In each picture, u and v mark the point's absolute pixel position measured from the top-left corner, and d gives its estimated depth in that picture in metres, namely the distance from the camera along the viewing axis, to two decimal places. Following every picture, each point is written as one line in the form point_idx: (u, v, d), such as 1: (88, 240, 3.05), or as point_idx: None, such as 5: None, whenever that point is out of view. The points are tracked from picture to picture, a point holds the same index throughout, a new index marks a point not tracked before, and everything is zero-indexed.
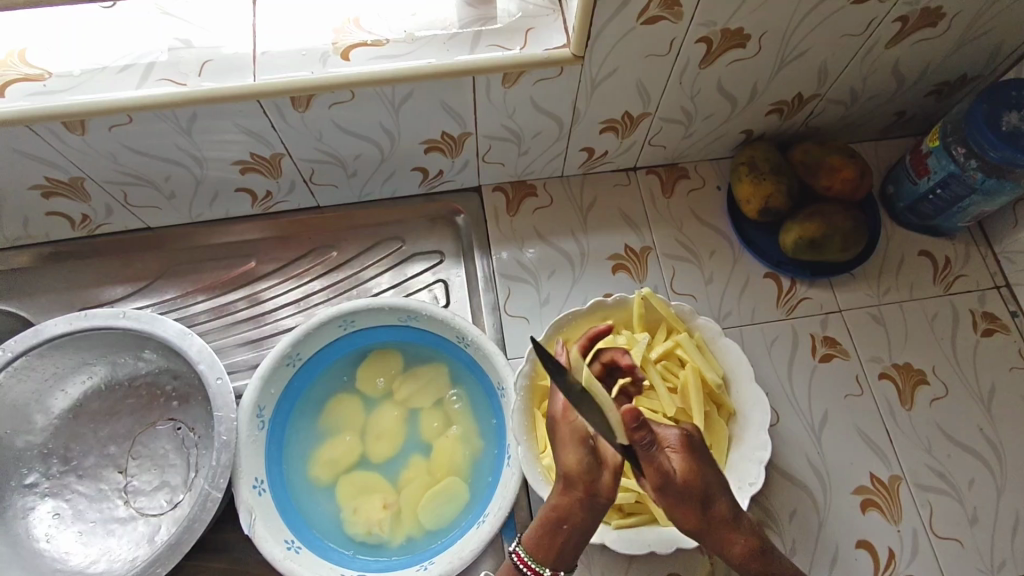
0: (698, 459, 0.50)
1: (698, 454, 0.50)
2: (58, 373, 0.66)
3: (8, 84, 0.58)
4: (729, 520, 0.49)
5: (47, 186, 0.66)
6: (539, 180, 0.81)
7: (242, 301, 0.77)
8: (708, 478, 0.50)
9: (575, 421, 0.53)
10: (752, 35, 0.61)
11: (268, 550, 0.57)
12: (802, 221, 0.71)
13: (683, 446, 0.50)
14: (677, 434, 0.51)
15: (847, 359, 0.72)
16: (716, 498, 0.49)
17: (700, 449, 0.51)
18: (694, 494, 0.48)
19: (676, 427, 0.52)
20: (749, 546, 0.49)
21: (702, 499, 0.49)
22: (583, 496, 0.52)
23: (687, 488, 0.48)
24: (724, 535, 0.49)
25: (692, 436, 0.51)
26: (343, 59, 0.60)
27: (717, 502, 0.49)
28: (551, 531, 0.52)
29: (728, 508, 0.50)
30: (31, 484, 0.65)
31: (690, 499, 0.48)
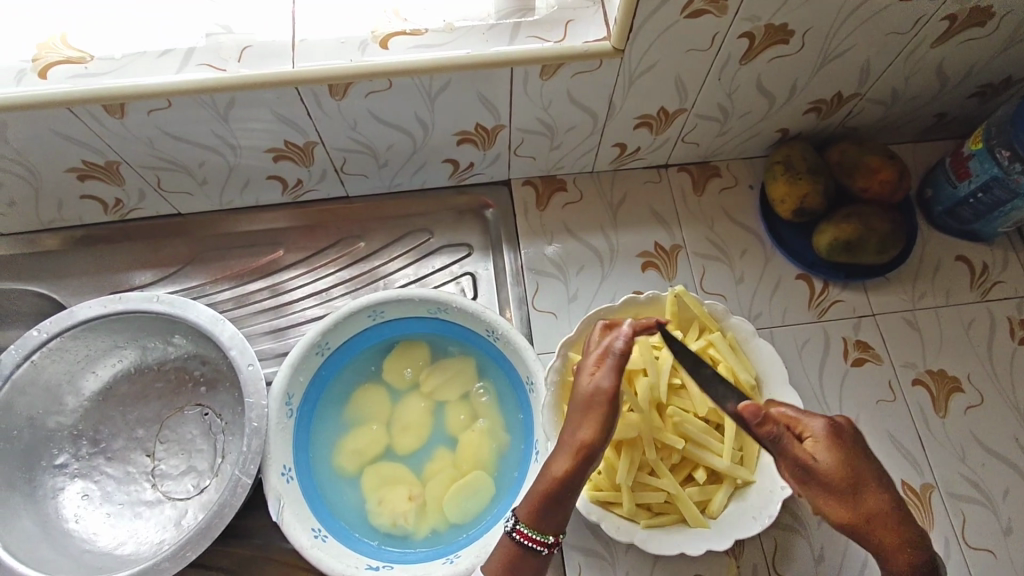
0: (848, 453, 0.48)
1: (850, 448, 0.48)
2: (89, 355, 0.66)
3: (49, 66, 0.58)
4: (887, 519, 0.47)
5: (83, 169, 0.66)
6: (569, 175, 0.80)
7: (259, 294, 0.77)
8: (861, 472, 0.48)
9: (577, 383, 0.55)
10: (796, 31, 0.60)
11: (296, 537, 0.57)
12: (838, 222, 0.70)
13: (831, 439, 0.49)
14: (824, 427, 0.50)
15: (880, 364, 0.71)
16: (868, 496, 0.47)
17: (853, 443, 0.49)
18: (840, 488, 0.47)
19: (824, 418, 0.50)
20: (914, 550, 0.46)
21: (852, 493, 0.47)
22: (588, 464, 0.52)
23: (832, 482, 0.47)
24: (885, 537, 0.46)
25: (842, 430, 0.49)
26: (382, 47, 0.60)
27: (868, 499, 0.47)
28: (553, 500, 0.51)
29: (887, 506, 0.47)
30: (61, 464, 0.65)
31: (836, 493, 0.47)
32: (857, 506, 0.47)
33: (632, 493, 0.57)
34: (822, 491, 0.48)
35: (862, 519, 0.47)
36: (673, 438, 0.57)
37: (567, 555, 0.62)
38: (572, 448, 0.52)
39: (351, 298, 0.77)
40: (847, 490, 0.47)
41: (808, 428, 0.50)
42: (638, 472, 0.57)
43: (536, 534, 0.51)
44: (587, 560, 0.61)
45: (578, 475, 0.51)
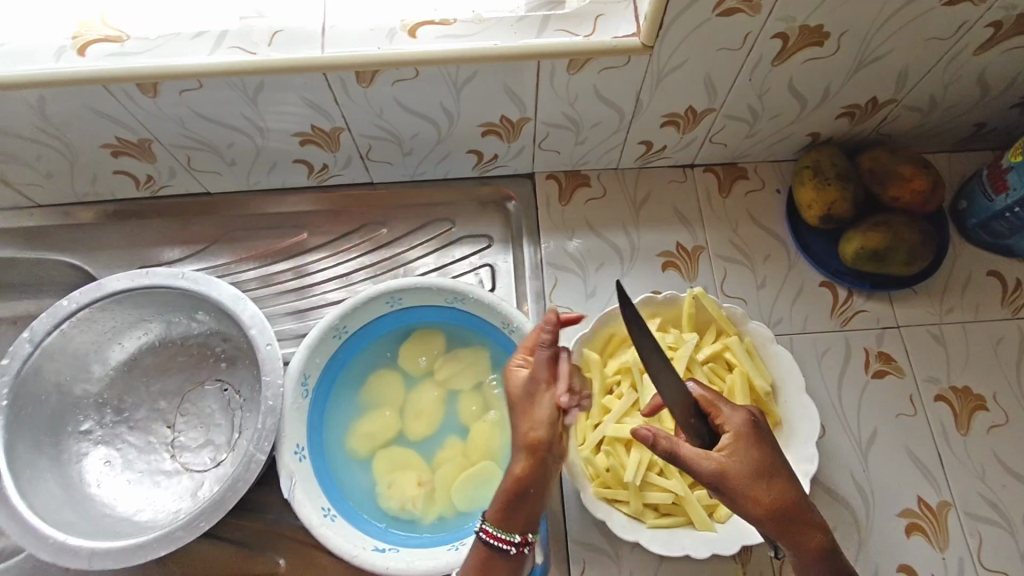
0: (755, 446, 0.47)
1: (753, 442, 0.48)
2: (117, 327, 0.68)
3: (88, 44, 0.60)
4: (801, 512, 0.46)
5: (116, 145, 0.68)
6: (593, 171, 0.80)
7: (289, 273, 0.78)
8: (768, 464, 0.47)
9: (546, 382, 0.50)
10: (832, 33, 0.59)
11: (305, 515, 0.58)
12: (866, 231, 0.68)
13: (744, 432, 0.48)
14: (742, 419, 0.49)
15: (902, 377, 0.70)
16: (783, 489, 0.46)
17: (765, 437, 0.49)
18: (750, 480, 0.46)
19: (743, 411, 0.49)
20: (821, 541, 0.46)
21: (773, 483, 0.46)
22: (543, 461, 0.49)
23: (747, 473, 0.46)
24: (797, 529, 0.46)
25: (754, 424, 0.49)
26: (411, 36, 0.60)
27: (785, 492, 0.46)
28: (512, 500, 0.49)
29: (800, 499, 0.47)
30: (86, 431, 0.67)
31: (748, 485, 0.46)
32: (778, 498, 0.46)
33: (639, 492, 0.57)
34: (743, 486, 0.46)
35: (785, 513, 0.46)
36: None
37: (571, 550, 0.62)
38: (527, 449, 0.49)
39: (372, 283, 0.77)
40: (762, 483, 0.46)
41: (723, 421, 0.49)
42: (646, 471, 0.57)
43: (500, 532, 0.49)
44: (590, 556, 0.62)
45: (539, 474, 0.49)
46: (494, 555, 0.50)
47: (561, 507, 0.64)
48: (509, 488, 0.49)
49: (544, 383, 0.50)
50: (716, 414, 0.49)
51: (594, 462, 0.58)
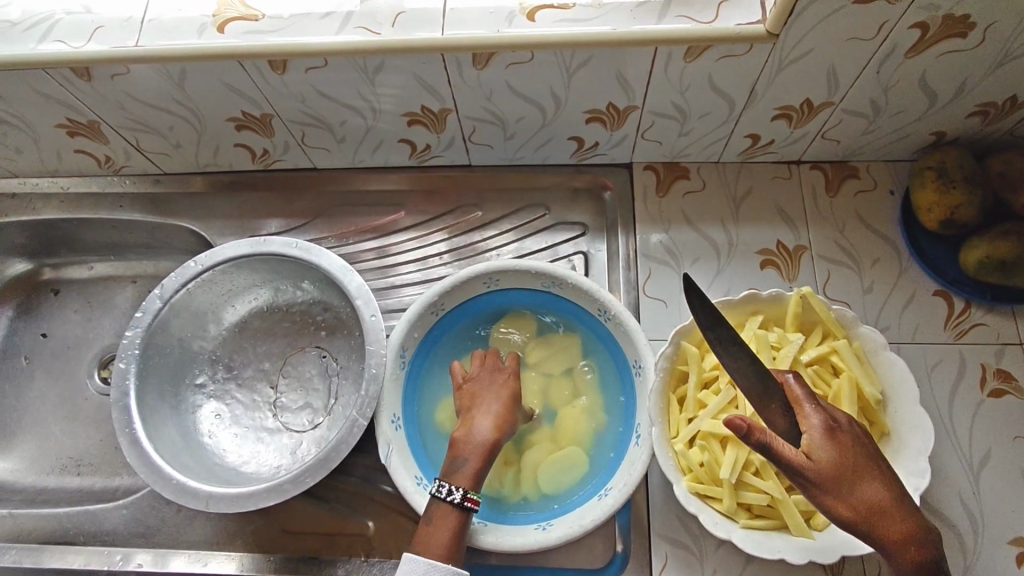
0: (841, 447, 0.48)
1: (840, 443, 0.48)
2: (233, 290, 0.73)
3: (227, 22, 0.63)
4: (893, 517, 0.46)
5: (240, 119, 0.72)
6: (693, 163, 0.78)
7: (369, 254, 0.81)
8: (855, 465, 0.47)
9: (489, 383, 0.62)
10: (978, 23, 0.55)
11: (400, 481, 0.60)
12: (993, 238, 0.64)
13: (828, 432, 0.48)
14: (824, 419, 0.49)
15: (1022, 398, 0.65)
16: (871, 491, 0.46)
17: (850, 439, 0.48)
18: (837, 480, 0.46)
19: (822, 413, 0.50)
20: (920, 551, 0.45)
21: (857, 484, 0.46)
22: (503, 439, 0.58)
23: (832, 474, 0.46)
24: (890, 534, 0.45)
25: (839, 425, 0.49)
26: (528, 20, 0.61)
27: (872, 494, 0.46)
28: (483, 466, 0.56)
29: (890, 502, 0.46)
30: (200, 384, 0.72)
31: (834, 485, 0.46)
32: (864, 500, 0.46)
33: (733, 490, 0.55)
34: (825, 485, 0.46)
35: (870, 515, 0.46)
36: None
37: (654, 543, 0.62)
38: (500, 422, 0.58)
39: (452, 268, 0.79)
40: (848, 484, 0.46)
41: (807, 419, 0.50)
42: (742, 470, 0.56)
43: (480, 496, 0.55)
44: (674, 551, 0.61)
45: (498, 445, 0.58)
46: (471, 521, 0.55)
47: (646, 499, 0.64)
48: (485, 451, 0.57)
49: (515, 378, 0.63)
50: (800, 411, 0.50)
51: (689, 456, 0.57)
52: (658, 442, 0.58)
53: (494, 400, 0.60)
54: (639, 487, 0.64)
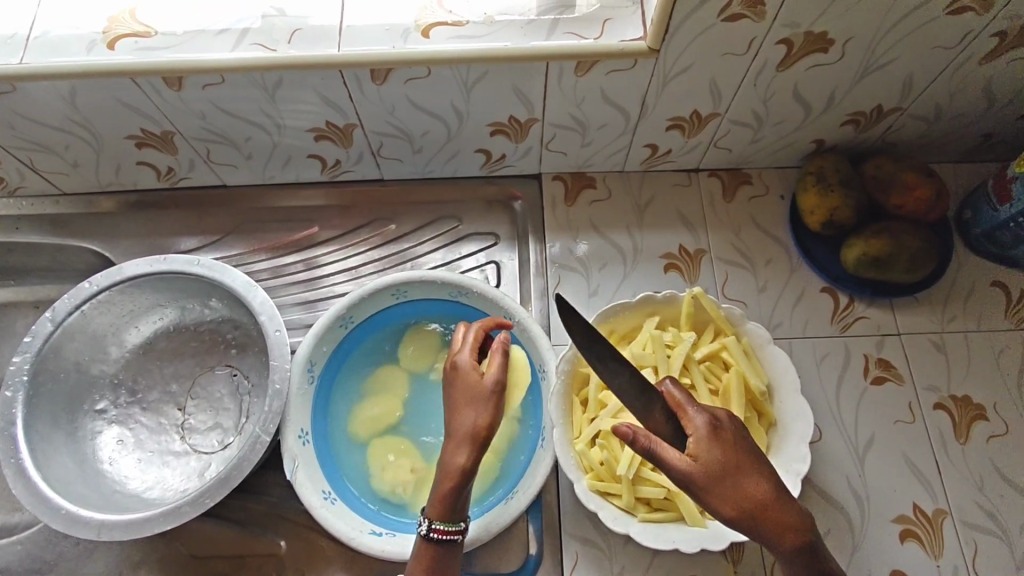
0: (724, 446, 0.49)
1: (722, 444, 0.49)
2: (134, 311, 0.71)
3: (118, 38, 0.62)
4: (773, 509, 0.47)
5: (140, 137, 0.71)
6: (599, 174, 0.81)
7: (295, 266, 0.80)
8: (738, 464, 0.49)
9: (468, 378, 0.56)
10: (836, 40, 0.60)
11: (306, 497, 0.61)
12: (868, 237, 0.69)
13: (710, 434, 0.50)
14: (705, 420, 0.50)
15: (901, 384, 0.70)
16: (755, 487, 0.48)
17: (731, 438, 0.50)
18: (720, 479, 0.48)
19: (706, 413, 0.51)
20: (796, 536, 0.47)
21: (741, 482, 0.48)
22: (484, 451, 0.54)
23: (716, 473, 0.48)
24: (771, 526, 0.47)
25: (719, 425, 0.50)
26: (423, 36, 0.62)
27: (756, 489, 0.48)
28: (456, 493, 0.53)
29: (771, 496, 0.48)
30: (100, 410, 0.70)
31: (719, 484, 0.48)
32: (747, 495, 0.48)
33: (632, 486, 0.58)
34: (709, 485, 0.48)
35: (754, 510, 0.47)
36: None
37: (565, 542, 0.63)
38: (471, 439, 0.53)
39: (379, 276, 0.79)
40: (731, 482, 0.48)
41: (689, 422, 0.51)
42: (639, 466, 0.58)
43: (449, 526, 0.53)
44: (584, 549, 0.63)
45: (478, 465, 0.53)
46: (444, 550, 0.54)
47: (557, 500, 0.65)
48: (461, 476, 0.53)
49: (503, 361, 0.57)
50: (683, 415, 0.51)
51: (588, 455, 0.59)
52: (558, 443, 0.60)
53: (476, 403, 0.55)
54: (550, 488, 0.65)
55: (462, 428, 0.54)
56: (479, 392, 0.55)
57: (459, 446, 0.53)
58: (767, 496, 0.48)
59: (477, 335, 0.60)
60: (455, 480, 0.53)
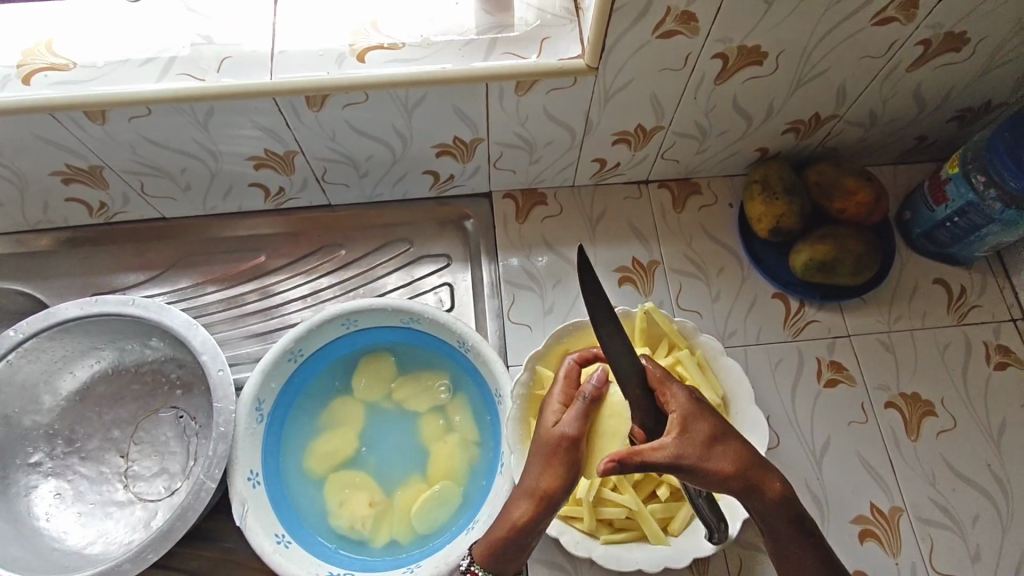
0: (708, 415, 0.49)
1: (705, 414, 0.49)
2: (67, 356, 0.68)
3: (35, 72, 0.59)
4: (758, 467, 0.48)
5: (67, 172, 0.68)
6: (550, 189, 0.81)
7: (250, 295, 0.77)
8: (725, 431, 0.49)
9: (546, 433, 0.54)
10: (770, 53, 0.61)
11: (257, 543, 0.59)
12: (813, 242, 0.70)
13: (692, 406, 0.49)
14: (685, 392, 0.50)
15: (853, 385, 0.71)
16: (742, 450, 0.49)
17: (708, 405, 0.50)
18: (712, 450, 0.47)
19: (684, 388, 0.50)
20: (780, 489, 0.49)
21: (727, 447, 0.48)
22: (545, 513, 0.52)
23: (704, 443, 0.48)
24: (759, 483, 0.48)
25: (699, 396, 0.50)
26: (359, 61, 0.61)
27: (744, 452, 0.49)
28: (507, 546, 0.53)
29: (753, 454, 0.49)
30: (35, 463, 0.67)
31: (711, 455, 0.47)
32: (734, 458, 0.48)
33: (593, 508, 0.58)
34: (701, 455, 0.47)
35: (742, 471, 0.48)
36: None
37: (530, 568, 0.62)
38: (534, 496, 0.52)
39: (339, 301, 0.77)
40: (721, 452, 0.48)
41: (670, 398, 0.49)
42: (600, 487, 0.58)
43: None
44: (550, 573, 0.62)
45: (539, 522, 0.53)
46: None
47: None
48: (511, 533, 0.53)
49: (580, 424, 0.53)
50: (663, 392, 0.50)
51: None
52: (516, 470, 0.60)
53: (541, 460, 0.53)
54: None
55: (527, 481, 0.54)
56: (549, 450, 0.53)
57: (520, 500, 0.53)
58: (750, 456, 0.49)
59: (565, 376, 0.57)
60: (507, 533, 0.53)
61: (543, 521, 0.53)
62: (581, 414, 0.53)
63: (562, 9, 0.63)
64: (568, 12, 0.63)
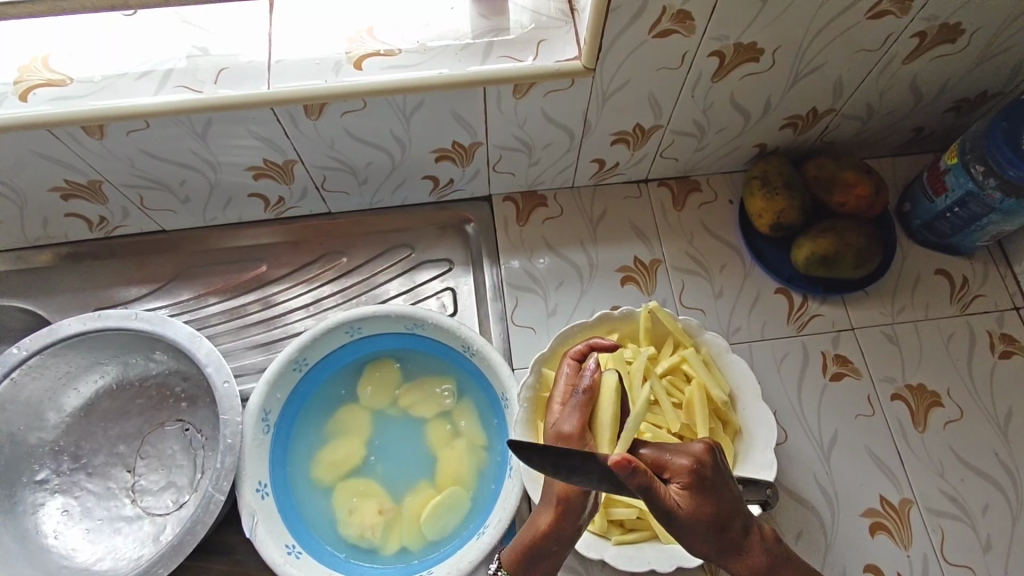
0: (708, 494, 0.47)
1: (706, 488, 0.47)
2: (71, 372, 0.68)
3: (31, 88, 0.59)
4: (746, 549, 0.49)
5: (65, 188, 0.68)
6: (550, 191, 0.80)
7: (253, 304, 0.77)
8: (721, 508, 0.47)
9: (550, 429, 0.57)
10: (765, 49, 0.61)
11: (268, 554, 0.59)
12: (815, 237, 0.70)
13: (693, 480, 0.47)
14: (687, 465, 0.47)
15: (859, 378, 0.71)
16: (735, 526, 0.48)
17: (715, 483, 0.47)
18: (705, 528, 0.46)
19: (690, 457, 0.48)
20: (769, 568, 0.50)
21: (722, 530, 0.47)
22: (571, 517, 0.52)
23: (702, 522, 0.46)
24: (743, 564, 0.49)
25: (704, 472, 0.47)
26: (356, 68, 0.61)
27: (736, 532, 0.48)
28: (529, 552, 0.54)
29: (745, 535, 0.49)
30: (42, 480, 0.67)
31: (702, 534, 0.47)
32: (727, 537, 0.48)
33: (603, 509, 0.58)
34: (693, 534, 0.47)
35: (732, 549, 0.49)
36: None
37: None
38: (554, 500, 0.53)
39: (343, 309, 0.77)
40: (713, 529, 0.47)
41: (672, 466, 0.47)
42: (610, 488, 0.58)
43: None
44: None
45: (566, 529, 0.53)
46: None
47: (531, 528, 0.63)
48: (531, 538, 0.54)
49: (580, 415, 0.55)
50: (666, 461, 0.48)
51: None
52: (525, 472, 0.60)
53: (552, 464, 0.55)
54: (523, 517, 0.64)
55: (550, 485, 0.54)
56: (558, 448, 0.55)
57: (543, 507, 0.54)
58: (742, 535, 0.49)
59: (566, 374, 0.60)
60: (533, 537, 0.54)
61: (572, 523, 0.52)
62: (579, 407, 0.55)
63: (558, 11, 0.63)
64: (564, 14, 0.63)
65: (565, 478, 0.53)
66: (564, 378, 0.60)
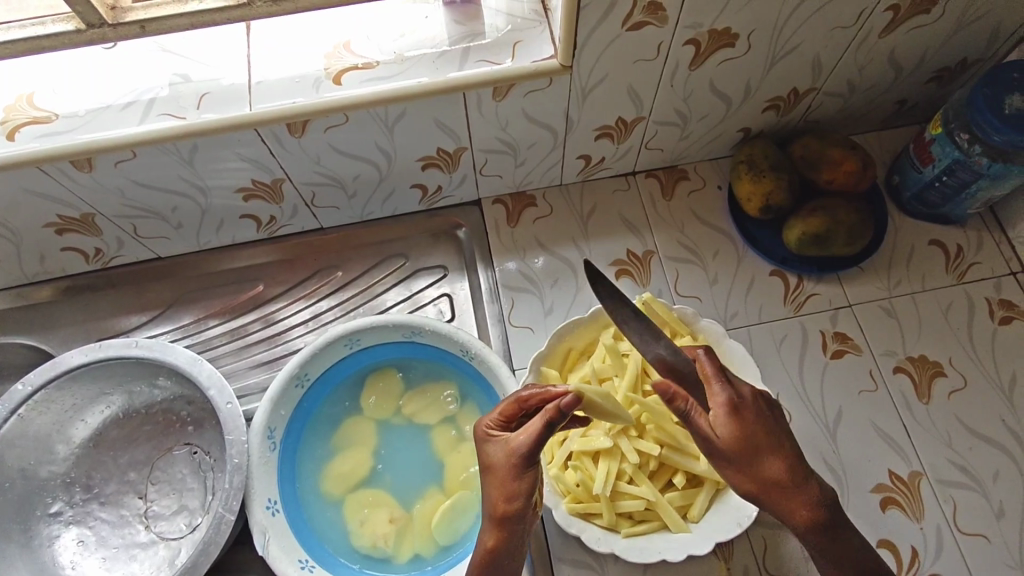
0: (744, 422, 0.50)
1: (743, 418, 0.50)
2: (77, 404, 0.68)
3: (17, 128, 0.60)
4: (788, 486, 0.49)
5: (60, 223, 0.69)
6: (539, 190, 0.81)
7: (254, 324, 0.78)
8: (759, 439, 0.50)
9: (499, 459, 0.50)
10: (740, 34, 0.61)
11: (282, 570, 0.59)
12: (805, 217, 0.70)
13: (730, 409, 0.50)
14: (726, 397, 0.50)
15: (860, 354, 0.71)
16: (772, 460, 0.49)
17: (751, 416, 0.50)
18: (734, 452, 0.49)
19: (729, 390, 0.51)
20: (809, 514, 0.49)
21: (756, 459, 0.49)
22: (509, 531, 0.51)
23: (732, 448, 0.49)
24: (786, 503, 0.50)
25: (742, 403, 0.50)
26: (336, 83, 0.61)
27: (771, 469, 0.49)
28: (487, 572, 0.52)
29: (787, 476, 0.49)
30: (56, 513, 0.67)
31: (736, 460, 0.49)
32: (760, 472, 0.49)
33: (611, 503, 0.58)
34: (725, 457, 0.50)
35: (769, 487, 0.49)
36: (647, 446, 0.58)
37: (556, 567, 0.61)
38: (494, 520, 0.50)
39: (342, 321, 0.78)
40: (748, 457, 0.49)
41: (712, 397, 0.51)
42: (616, 481, 0.59)
43: None
44: (577, 572, 0.61)
45: (512, 542, 0.51)
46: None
47: (542, 527, 0.63)
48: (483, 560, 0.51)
49: (529, 442, 0.48)
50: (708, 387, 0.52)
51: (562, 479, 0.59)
52: None
53: (494, 480, 0.50)
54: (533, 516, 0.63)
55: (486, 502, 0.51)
56: (501, 475, 0.49)
57: (486, 525, 0.51)
58: (783, 476, 0.49)
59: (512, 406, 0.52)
60: (482, 560, 0.52)
61: (509, 535, 0.51)
62: (536, 436, 0.48)
63: (532, 11, 0.64)
64: (538, 14, 0.64)
65: (499, 496, 0.49)
66: (510, 405, 0.52)
